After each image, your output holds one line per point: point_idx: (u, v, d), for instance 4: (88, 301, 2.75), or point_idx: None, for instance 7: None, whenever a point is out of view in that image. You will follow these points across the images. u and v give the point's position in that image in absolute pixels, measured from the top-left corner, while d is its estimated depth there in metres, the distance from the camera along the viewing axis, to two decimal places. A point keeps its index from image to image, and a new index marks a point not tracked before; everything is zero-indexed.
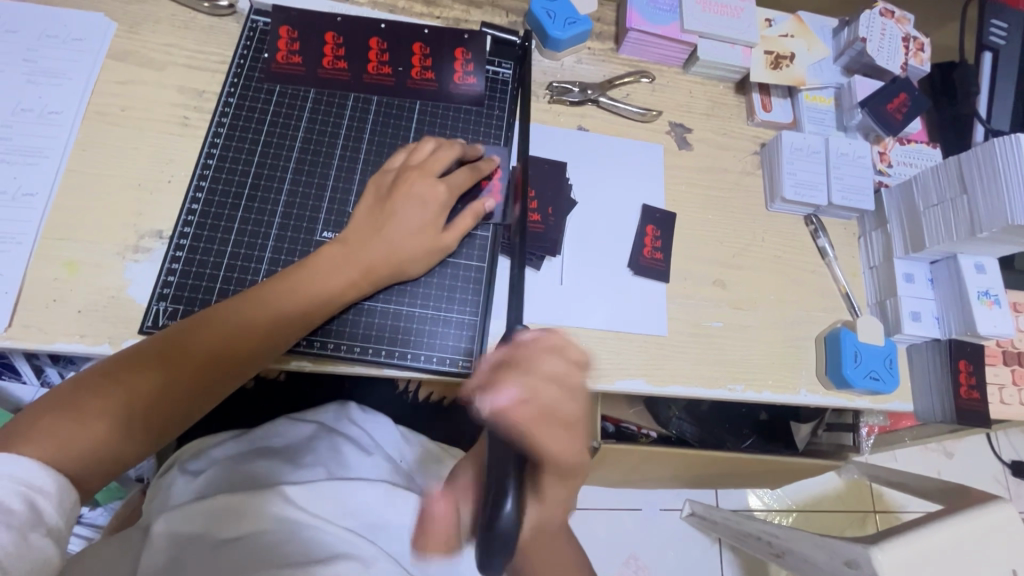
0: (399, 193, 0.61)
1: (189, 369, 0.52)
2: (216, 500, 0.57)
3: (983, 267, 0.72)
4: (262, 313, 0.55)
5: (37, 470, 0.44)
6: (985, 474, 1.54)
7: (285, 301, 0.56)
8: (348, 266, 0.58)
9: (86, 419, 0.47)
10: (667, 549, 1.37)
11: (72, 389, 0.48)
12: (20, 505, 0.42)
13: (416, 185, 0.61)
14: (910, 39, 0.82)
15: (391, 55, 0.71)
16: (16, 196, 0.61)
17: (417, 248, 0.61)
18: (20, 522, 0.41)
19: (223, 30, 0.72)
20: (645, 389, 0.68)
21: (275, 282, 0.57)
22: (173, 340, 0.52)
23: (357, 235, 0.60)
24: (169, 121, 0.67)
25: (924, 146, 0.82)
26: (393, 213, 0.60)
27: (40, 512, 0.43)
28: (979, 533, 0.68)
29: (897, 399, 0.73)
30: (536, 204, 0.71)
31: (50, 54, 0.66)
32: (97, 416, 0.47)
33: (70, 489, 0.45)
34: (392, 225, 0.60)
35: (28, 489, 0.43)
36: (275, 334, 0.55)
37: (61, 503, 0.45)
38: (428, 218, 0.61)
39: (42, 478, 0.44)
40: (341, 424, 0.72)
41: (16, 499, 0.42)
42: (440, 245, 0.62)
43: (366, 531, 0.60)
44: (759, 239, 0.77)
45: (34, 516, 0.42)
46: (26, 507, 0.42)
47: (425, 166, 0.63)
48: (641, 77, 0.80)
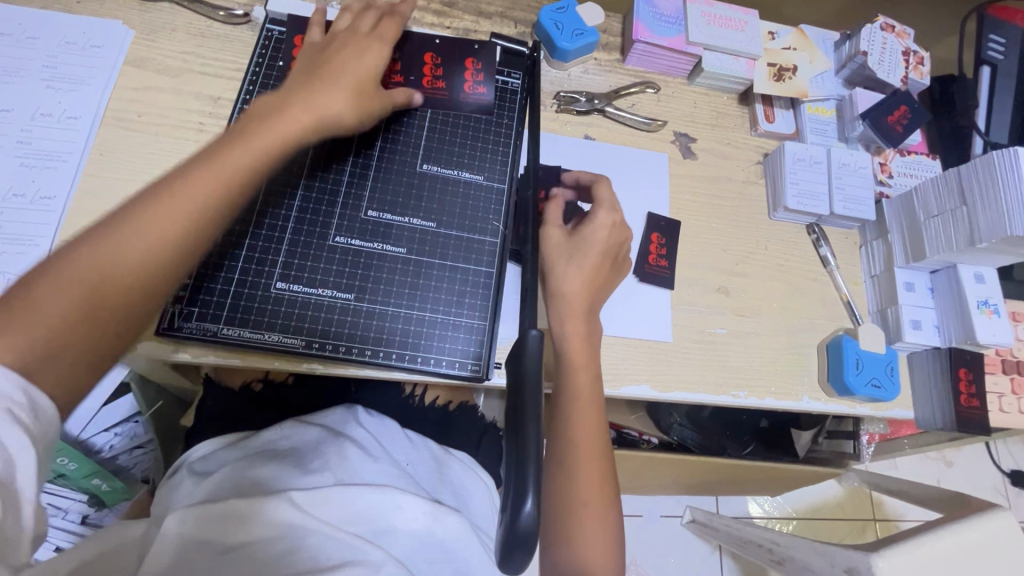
0: (333, 46, 0.63)
1: (129, 277, 0.46)
2: (227, 504, 0.58)
3: (982, 277, 0.73)
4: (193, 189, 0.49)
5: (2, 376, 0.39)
6: (985, 483, 1.54)
7: (218, 162, 0.51)
8: (296, 102, 0.57)
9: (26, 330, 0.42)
10: (667, 555, 1.37)
11: None
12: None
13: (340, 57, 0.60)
14: (911, 53, 0.84)
15: (443, 67, 0.73)
16: (34, 199, 0.62)
17: (353, 93, 0.60)
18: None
19: (238, 38, 0.74)
20: (650, 394, 0.69)
21: (176, 172, 0.51)
22: (85, 244, 0.46)
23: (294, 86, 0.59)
24: (186, 127, 0.68)
25: (924, 157, 0.84)
26: (336, 53, 0.62)
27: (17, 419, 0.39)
28: (981, 541, 0.68)
29: (898, 406, 0.75)
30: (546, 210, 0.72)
31: (69, 60, 0.68)
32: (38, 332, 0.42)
33: (43, 400, 0.41)
34: (334, 48, 0.62)
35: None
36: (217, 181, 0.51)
37: (36, 413, 0.40)
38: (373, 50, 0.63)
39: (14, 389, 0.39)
40: (347, 428, 0.73)
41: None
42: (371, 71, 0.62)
43: (374, 534, 0.60)
44: (762, 247, 0.78)
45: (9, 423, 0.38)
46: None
47: (352, 27, 0.64)
48: (647, 88, 0.82)
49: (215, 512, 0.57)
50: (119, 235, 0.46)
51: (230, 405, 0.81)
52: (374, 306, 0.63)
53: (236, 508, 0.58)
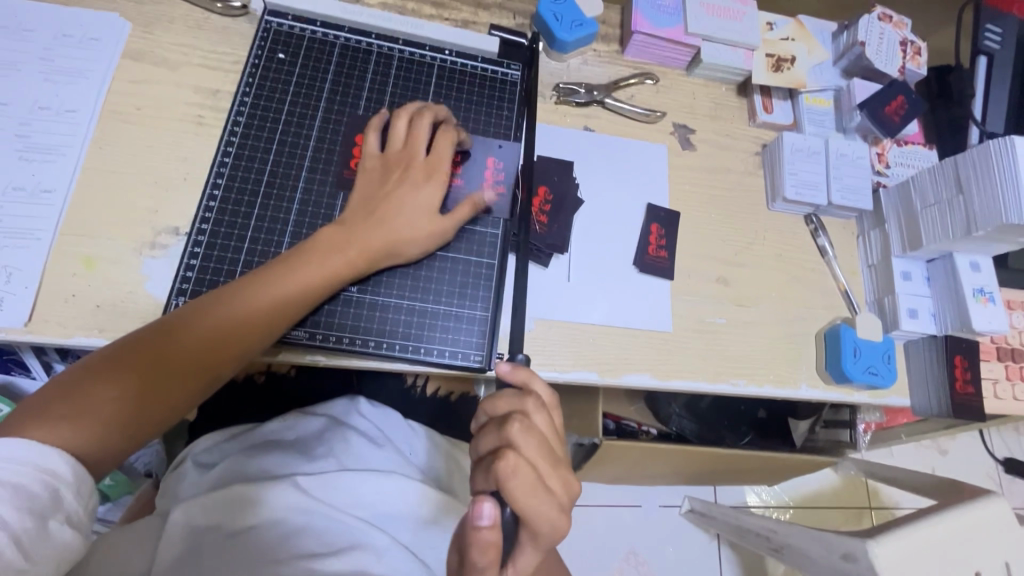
0: (391, 178, 0.63)
1: (207, 362, 0.54)
2: (232, 490, 0.58)
3: (978, 265, 0.74)
4: (262, 297, 0.55)
5: (55, 457, 0.45)
6: (979, 471, 1.56)
7: (295, 275, 0.57)
8: (356, 238, 0.60)
9: (96, 408, 0.48)
10: (666, 544, 1.38)
11: (80, 377, 0.50)
12: (43, 491, 0.44)
13: (415, 171, 0.64)
14: (908, 43, 0.84)
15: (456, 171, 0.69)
16: (35, 192, 0.62)
17: (415, 233, 0.62)
18: (41, 508, 0.43)
19: (235, 30, 0.73)
20: (651, 383, 0.69)
21: (277, 267, 0.57)
22: (193, 320, 0.54)
23: (354, 216, 0.61)
24: (185, 119, 0.68)
25: (920, 147, 0.84)
26: (387, 200, 0.62)
27: (61, 499, 0.45)
28: (971, 524, 0.70)
29: (893, 394, 0.75)
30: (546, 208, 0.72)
31: (65, 53, 0.67)
32: (115, 396, 0.49)
33: (87, 476, 0.48)
34: (382, 211, 0.61)
35: (47, 475, 0.45)
36: (294, 298, 0.57)
37: (81, 489, 0.47)
38: (419, 200, 0.63)
39: (62, 465, 0.46)
40: (350, 415, 0.72)
41: (36, 484, 0.44)
42: (433, 232, 0.63)
43: (380, 521, 0.61)
44: (760, 237, 0.79)
45: (55, 501, 0.45)
46: (47, 493, 0.44)
47: (416, 151, 0.64)
48: (645, 79, 0.82)
49: (220, 499, 0.57)
50: (223, 309, 0.54)
51: (234, 397, 0.82)
52: (376, 298, 0.63)
53: (242, 494, 0.58)
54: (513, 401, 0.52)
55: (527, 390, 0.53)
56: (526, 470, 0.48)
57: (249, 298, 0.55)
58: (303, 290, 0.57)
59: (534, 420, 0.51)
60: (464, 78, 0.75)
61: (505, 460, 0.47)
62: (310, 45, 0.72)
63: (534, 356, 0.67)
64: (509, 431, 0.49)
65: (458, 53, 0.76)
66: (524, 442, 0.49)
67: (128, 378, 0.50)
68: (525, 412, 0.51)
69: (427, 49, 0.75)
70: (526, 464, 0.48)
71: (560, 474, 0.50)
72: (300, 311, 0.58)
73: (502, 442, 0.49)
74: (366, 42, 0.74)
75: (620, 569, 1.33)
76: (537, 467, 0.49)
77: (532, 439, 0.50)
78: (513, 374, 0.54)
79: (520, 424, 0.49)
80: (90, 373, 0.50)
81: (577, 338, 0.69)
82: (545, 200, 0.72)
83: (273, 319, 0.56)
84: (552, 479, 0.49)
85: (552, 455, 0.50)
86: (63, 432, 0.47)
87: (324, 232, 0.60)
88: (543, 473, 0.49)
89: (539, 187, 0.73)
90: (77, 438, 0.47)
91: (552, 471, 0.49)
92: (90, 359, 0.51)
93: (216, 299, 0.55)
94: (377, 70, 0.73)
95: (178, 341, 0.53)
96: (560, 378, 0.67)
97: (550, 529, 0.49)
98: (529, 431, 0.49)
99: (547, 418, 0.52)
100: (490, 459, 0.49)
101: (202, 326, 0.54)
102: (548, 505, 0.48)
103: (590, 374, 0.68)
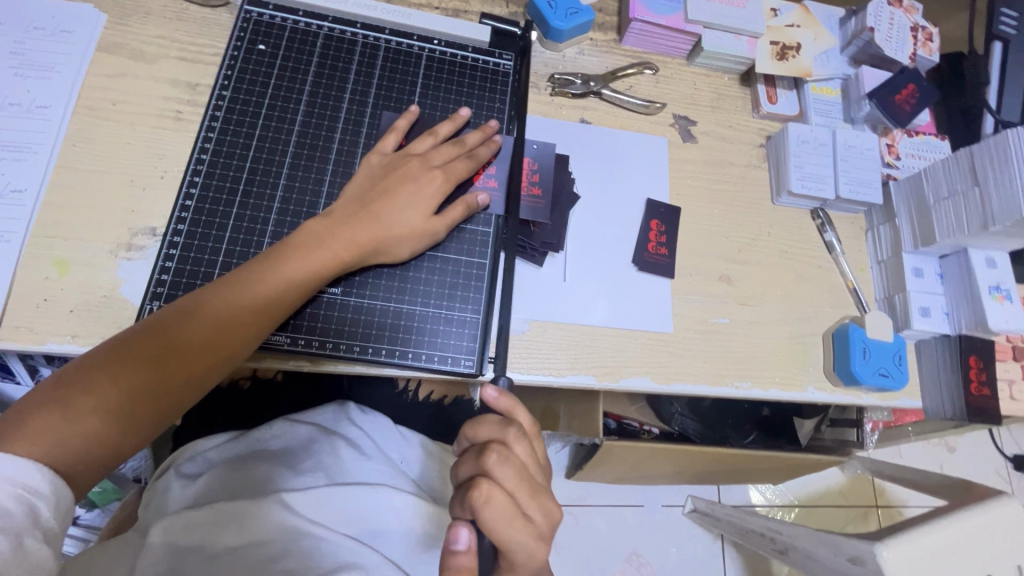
0: (394, 174, 0.61)
1: (190, 369, 0.51)
2: (217, 506, 0.55)
3: (994, 261, 0.70)
4: (247, 297, 0.53)
5: (34, 472, 0.43)
6: (988, 469, 1.53)
7: (280, 271, 0.54)
8: (341, 234, 0.57)
9: (78, 418, 0.46)
10: (669, 545, 1.36)
11: (52, 390, 0.46)
12: (19, 508, 0.42)
13: (413, 169, 0.61)
14: (919, 29, 0.80)
15: None
16: (5, 193, 0.59)
17: (406, 231, 0.59)
18: (16, 526, 0.41)
19: (215, 21, 0.70)
20: (651, 387, 0.67)
21: (257, 266, 0.54)
22: (172, 325, 0.51)
23: (346, 210, 0.58)
24: (162, 115, 0.65)
25: (932, 138, 0.80)
26: (390, 198, 0.59)
27: (37, 515, 0.42)
28: (989, 531, 0.67)
29: (905, 396, 0.72)
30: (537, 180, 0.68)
31: (37, 46, 0.64)
32: (92, 409, 0.46)
33: (67, 492, 0.45)
34: (383, 209, 0.59)
35: (25, 491, 0.42)
36: (281, 296, 0.54)
37: (58, 504, 0.44)
38: (423, 202, 0.60)
39: (38, 479, 0.43)
40: (341, 425, 0.70)
41: (11, 502, 0.41)
42: (427, 231, 0.60)
43: (369, 536, 0.59)
44: (765, 233, 0.76)
45: (32, 519, 0.42)
46: (23, 510, 0.42)
47: (425, 155, 0.62)
48: (644, 69, 0.79)
49: (205, 515, 0.55)
50: (202, 311, 0.51)
51: (221, 402, 0.80)
52: (362, 301, 0.60)
53: (226, 510, 0.55)
54: (495, 428, 0.49)
55: (509, 417, 0.50)
56: (500, 500, 0.45)
57: (234, 299, 0.52)
58: (290, 287, 0.54)
59: (512, 446, 0.48)
60: (454, 68, 0.72)
61: (478, 491, 0.45)
62: (291, 36, 0.69)
63: (529, 359, 0.64)
64: (486, 460, 0.46)
65: (447, 43, 0.73)
66: (501, 473, 0.46)
67: (111, 387, 0.47)
68: (505, 440, 0.48)
69: (415, 39, 0.72)
70: (502, 494, 0.46)
71: (540, 503, 0.47)
72: (289, 310, 0.55)
73: (478, 471, 0.47)
74: (351, 32, 0.70)
75: (622, 570, 1.31)
76: (515, 497, 0.46)
77: (510, 467, 0.47)
78: (498, 400, 0.51)
79: (498, 453, 0.47)
80: (62, 386, 0.47)
81: (573, 340, 0.66)
82: (531, 172, 0.68)
83: (261, 319, 0.53)
84: (530, 508, 0.47)
85: (531, 483, 0.47)
86: (43, 445, 0.44)
87: (310, 226, 0.57)
88: (520, 503, 0.46)
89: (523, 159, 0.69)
90: (57, 451, 0.45)
91: (531, 498, 0.47)
92: (67, 370, 0.48)
93: (199, 301, 0.52)
94: (363, 61, 0.70)
95: (161, 346, 0.50)
96: (555, 382, 0.64)
97: (527, 556, 0.47)
98: (508, 461, 0.47)
99: (528, 445, 0.49)
100: (465, 489, 0.47)
101: (180, 332, 0.51)
102: (526, 533, 0.46)
103: (586, 378, 0.65)
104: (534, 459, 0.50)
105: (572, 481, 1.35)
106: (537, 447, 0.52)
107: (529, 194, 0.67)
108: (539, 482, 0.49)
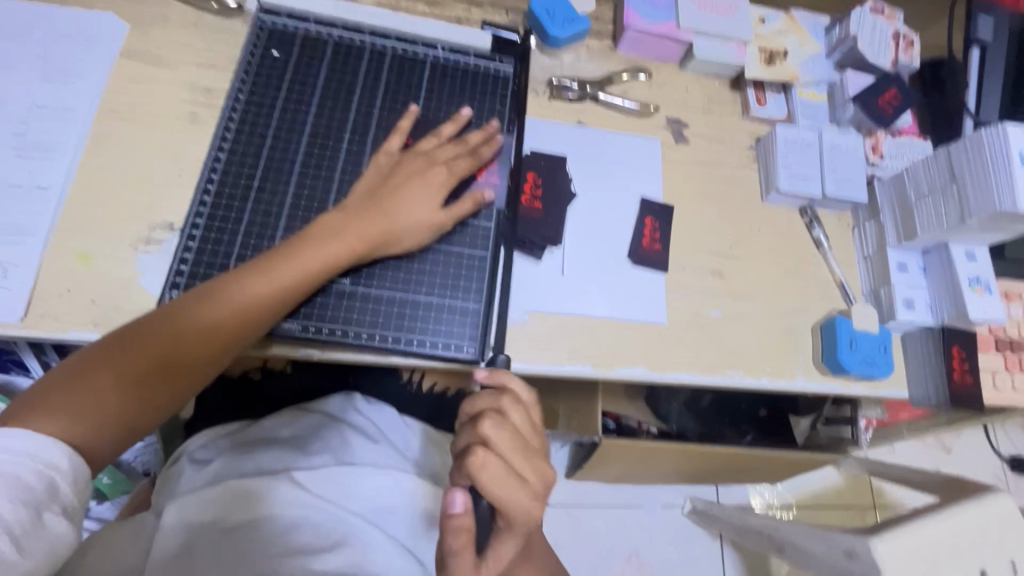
0: (401, 172, 0.64)
1: (203, 353, 0.54)
2: (229, 484, 0.58)
3: (973, 255, 0.74)
4: (260, 287, 0.55)
5: (52, 448, 0.45)
6: (984, 469, 1.55)
7: (293, 262, 0.57)
8: (351, 228, 0.60)
9: (95, 398, 0.48)
10: (669, 544, 1.37)
11: (76, 368, 0.49)
12: (39, 482, 0.44)
13: (419, 166, 0.65)
14: (901, 35, 0.84)
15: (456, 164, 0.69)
16: (31, 190, 0.62)
17: (412, 224, 0.62)
18: (36, 499, 0.43)
19: (230, 29, 0.74)
20: (646, 376, 0.69)
21: (272, 257, 0.57)
22: (189, 310, 0.53)
23: (355, 206, 0.61)
24: (180, 117, 0.68)
25: (914, 139, 0.84)
26: (398, 193, 0.62)
27: (56, 490, 0.45)
28: (976, 518, 0.69)
29: (892, 385, 0.74)
30: (540, 192, 0.73)
31: (62, 53, 0.68)
32: (111, 387, 0.49)
33: (82, 468, 0.47)
34: (391, 203, 0.62)
35: (44, 467, 0.44)
36: (292, 287, 0.57)
37: (75, 480, 0.46)
38: (428, 196, 0.63)
39: (57, 456, 0.45)
40: (347, 413, 0.72)
41: (32, 476, 0.43)
42: (434, 224, 0.63)
43: (374, 514, 0.61)
44: (755, 230, 0.79)
45: (51, 493, 0.44)
46: (43, 484, 0.44)
47: (430, 153, 0.66)
48: (638, 74, 0.82)
49: (219, 493, 0.57)
50: (217, 298, 0.54)
51: (230, 395, 0.82)
52: (370, 291, 0.63)
53: (238, 489, 0.58)
54: (489, 399, 0.52)
55: (501, 388, 0.53)
56: (493, 466, 0.48)
57: (248, 288, 0.55)
58: (302, 278, 0.57)
59: (506, 413, 0.51)
60: (457, 73, 0.76)
61: (472, 458, 0.48)
62: (303, 43, 0.73)
63: (529, 348, 0.67)
64: (479, 427, 0.49)
65: (450, 49, 0.77)
66: (493, 440, 0.49)
67: (128, 368, 0.50)
68: (498, 408, 0.51)
69: (420, 45, 0.76)
70: (494, 457, 0.48)
71: (533, 466, 0.50)
72: (298, 301, 0.58)
73: (473, 439, 0.50)
74: (359, 39, 0.74)
75: (622, 569, 1.33)
76: (508, 461, 0.49)
77: (503, 432, 0.49)
78: (490, 378, 0.54)
79: (491, 419, 0.50)
80: (85, 365, 0.50)
81: (571, 330, 0.69)
82: (534, 186, 0.73)
83: (271, 308, 0.56)
84: (524, 470, 0.49)
85: (523, 448, 0.50)
86: (62, 423, 0.46)
87: (323, 221, 0.60)
88: (513, 467, 0.49)
89: (528, 172, 0.73)
90: (76, 428, 0.47)
91: (524, 461, 0.49)
92: (86, 352, 0.50)
93: (213, 289, 0.55)
94: (370, 66, 0.73)
95: (177, 330, 0.53)
96: (554, 370, 0.67)
97: (524, 516, 0.49)
98: (500, 427, 0.49)
99: (521, 412, 0.52)
100: (462, 456, 0.50)
101: (197, 317, 0.53)
102: (521, 493, 0.48)
103: (584, 367, 0.68)
104: (529, 427, 0.52)
105: (572, 480, 1.37)
106: (536, 414, 0.54)
107: (530, 204, 0.71)
108: (533, 448, 0.51)
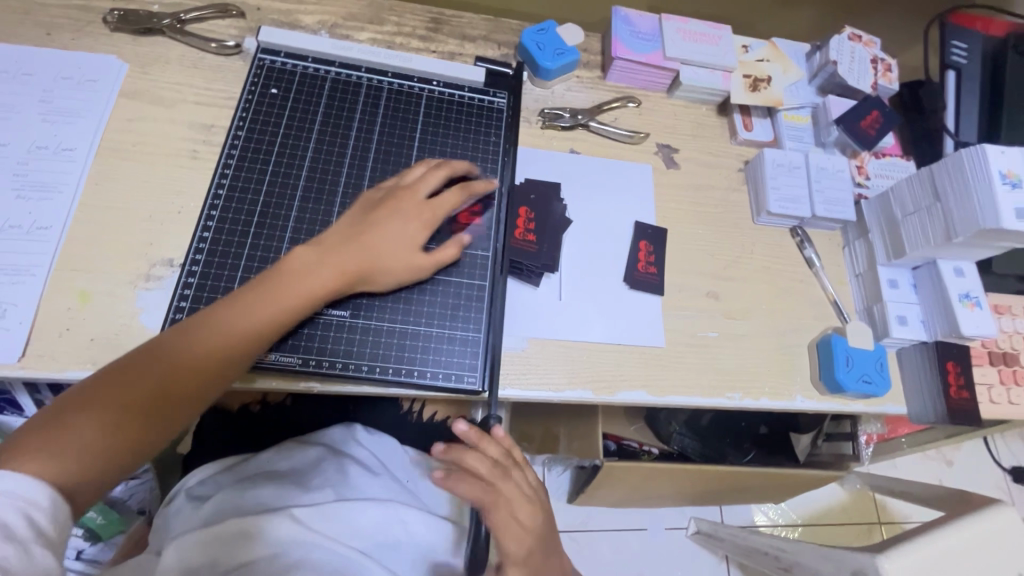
0: (385, 207, 0.64)
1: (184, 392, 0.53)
2: (228, 524, 0.57)
3: (962, 271, 0.75)
4: (240, 323, 0.55)
5: (33, 485, 0.44)
6: (987, 481, 1.54)
7: (272, 297, 0.57)
8: (330, 259, 0.60)
9: (72, 443, 0.47)
10: (675, 568, 1.35)
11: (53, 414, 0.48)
12: (19, 520, 0.42)
13: (403, 201, 0.65)
14: (878, 60, 0.87)
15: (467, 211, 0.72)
16: (31, 229, 0.63)
17: (392, 257, 0.63)
18: (20, 536, 0.41)
19: (229, 68, 0.76)
20: (646, 400, 0.69)
21: (253, 291, 0.57)
22: (170, 349, 0.53)
23: (336, 239, 0.62)
24: (180, 155, 0.70)
25: (898, 159, 0.87)
26: (378, 228, 0.63)
27: (40, 526, 0.43)
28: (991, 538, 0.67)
29: (890, 401, 0.75)
30: (533, 225, 0.73)
31: (64, 94, 0.69)
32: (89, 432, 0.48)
33: (65, 504, 0.46)
34: (373, 237, 0.62)
35: (25, 503, 0.43)
36: (272, 322, 0.57)
37: (59, 517, 0.45)
38: (409, 235, 0.64)
39: (39, 492, 0.44)
40: (348, 445, 0.72)
41: (12, 514, 0.42)
42: (415, 261, 0.64)
43: (377, 551, 0.60)
44: (748, 251, 0.80)
45: (34, 531, 0.43)
46: (26, 522, 0.42)
47: (415, 186, 0.66)
48: (627, 102, 0.85)
49: (220, 532, 0.57)
50: (198, 335, 0.54)
51: (228, 428, 0.82)
52: (369, 322, 0.64)
53: (239, 527, 0.57)
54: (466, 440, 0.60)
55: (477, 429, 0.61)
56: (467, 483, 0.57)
57: (228, 325, 0.55)
58: (283, 312, 0.57)
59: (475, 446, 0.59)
60: (450, 107, 0.78)
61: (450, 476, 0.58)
62: (300, 80, 0.74)
63: (527, 375, 0.67)
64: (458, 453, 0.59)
65: (446, 83, 0.79)
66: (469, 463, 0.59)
67: (107, 411, 0.49)
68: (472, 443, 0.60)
69: (415, 80, 0.78)
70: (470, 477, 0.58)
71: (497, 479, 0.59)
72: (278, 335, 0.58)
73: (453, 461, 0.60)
74: (356, 76, 0.76)
75: None
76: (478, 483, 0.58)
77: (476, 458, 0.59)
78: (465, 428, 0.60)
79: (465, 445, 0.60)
80: (64, 410, 0.49)
81: (571, 356, 0.70)
82: (528, 220, 0.73)
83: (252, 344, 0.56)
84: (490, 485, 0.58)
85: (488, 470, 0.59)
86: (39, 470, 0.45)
87: (304, 251, 0.60)
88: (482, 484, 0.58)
89: (521, 208, 0.74)
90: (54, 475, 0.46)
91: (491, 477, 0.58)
92: (67, 398, 0.50)
93: (194, 327, 0.55)
94: (367, 102, 0.75)
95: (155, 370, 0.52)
96: (555, 397, 0.67)
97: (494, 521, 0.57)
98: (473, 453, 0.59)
99: (490, 447, 0.60)
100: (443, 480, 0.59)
101: (177, 355, 0.53)
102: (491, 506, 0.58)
103: (585, 392, 0.68)
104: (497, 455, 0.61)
105: (574, 505, 1.35)
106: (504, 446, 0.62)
107: (523, 238, 0.72)
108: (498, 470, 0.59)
